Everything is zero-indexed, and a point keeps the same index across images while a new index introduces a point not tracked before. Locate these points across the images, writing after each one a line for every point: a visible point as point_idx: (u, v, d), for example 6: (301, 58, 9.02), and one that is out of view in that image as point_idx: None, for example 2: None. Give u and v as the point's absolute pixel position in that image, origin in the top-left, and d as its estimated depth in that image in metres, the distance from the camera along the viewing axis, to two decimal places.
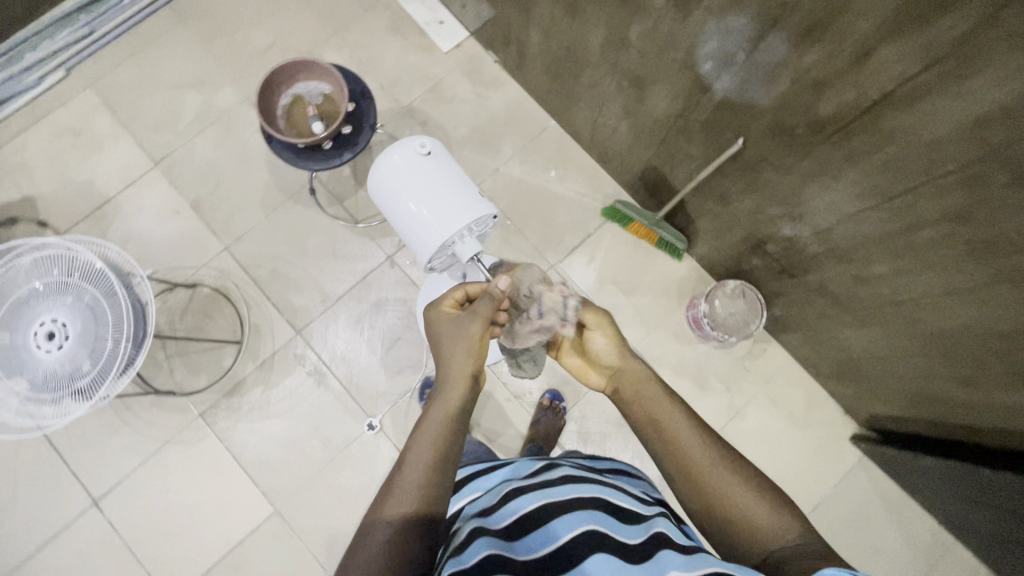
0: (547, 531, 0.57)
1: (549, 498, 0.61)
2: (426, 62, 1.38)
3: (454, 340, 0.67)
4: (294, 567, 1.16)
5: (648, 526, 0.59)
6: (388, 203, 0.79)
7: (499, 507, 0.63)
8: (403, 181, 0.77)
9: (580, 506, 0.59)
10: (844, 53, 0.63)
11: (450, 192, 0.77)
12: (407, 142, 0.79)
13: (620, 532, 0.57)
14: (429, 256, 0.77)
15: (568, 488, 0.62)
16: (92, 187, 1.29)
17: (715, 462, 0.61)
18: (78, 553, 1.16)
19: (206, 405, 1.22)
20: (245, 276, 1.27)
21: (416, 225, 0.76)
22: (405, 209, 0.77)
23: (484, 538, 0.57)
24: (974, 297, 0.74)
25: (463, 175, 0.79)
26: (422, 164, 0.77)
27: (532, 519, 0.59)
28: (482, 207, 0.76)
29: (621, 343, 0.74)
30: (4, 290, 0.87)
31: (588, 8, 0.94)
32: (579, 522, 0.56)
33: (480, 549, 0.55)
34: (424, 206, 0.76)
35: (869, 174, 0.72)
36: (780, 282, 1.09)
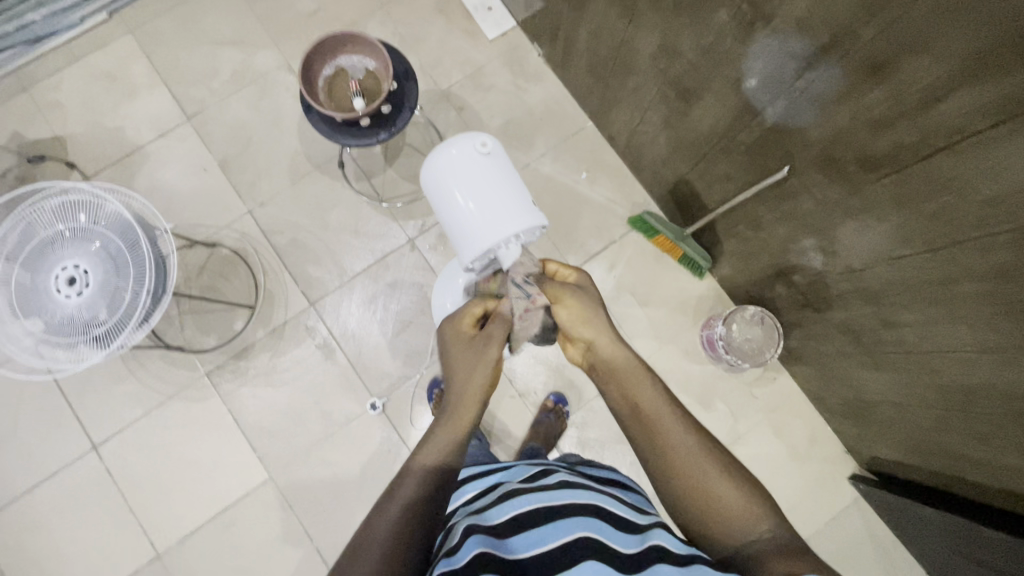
0: (542, 533, 0.56)
1: (544, 502, 0.60)
2: (469, 47, 1.36)
3: (467, 362, 0.68)
4: (282, 535, 1.17)
5: (644, 536, 0.58)
6: (440, 198, 0.78)
7: (493, 506, 0.62)
8: (459, 177, 0.76)
9: (576, 512, 0.59)
10: (912, 97, 0.62)
11: (506, 196, 0.76)
12: (467, 138, 0.77)
13: (616, 541, 0.56)
14: (475, 258, 0.77)
15: (564, 494, 0.62)
16: (122, 134, 1.29)
17: (702, 458, 0.59)
18: (74, 494, 1.17)
19: (213, 365, 1.22)
20: (265, 242, 1.27)
21: (467, 224, 0.76)
22: (458, 206, 0.77)
23: (476, 534, 0.56)
24: (1004, 356, 0.73)
25: (518, 180, 0.79)
26: (480, 163, 0.77)
27: (527, 520, 0.58)
28: (535, 216, 0.76)
29: (588, 314, 0.69)
30: (32, 231, 0.89)
31: (646, 14, 0.92)
32: (573, 528, 0.56)
33: (474, 546, 0.54)
34: (476, 208, 0.75)
35: (917, 220, 0.71)
36: (802, 314, 1.08)
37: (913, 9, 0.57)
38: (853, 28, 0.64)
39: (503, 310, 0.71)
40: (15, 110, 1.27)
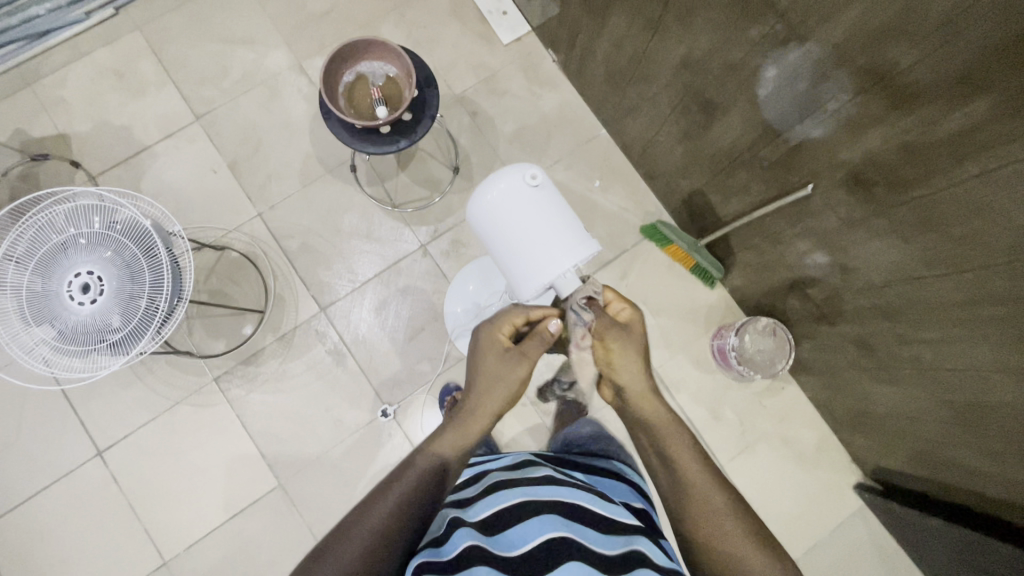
0: (526, 531, 0.62)
1: (530, 500, 0.67)
2: (484, 51, 1.35)
3: (494, 374, 0.69)
4: (290, 543, 1.16)
5: (624, 538, 0.63)
6: (493, 235, 0.77)
7: (481, 501, 0.70)
8: (510, 213, 0.75)
9: (557, 511, 0.65)
10: (948, 124, 0.63)
11: (559, 228, 0.75)
12: (515, 171, 0.75)
13: (596, 539, 0.62)
14: (534, 293, 0.76)
15: (549, 493, 0.69)
16: (129, 133, 1.26)
17: (728, 514, 0.60)
18: (78, 500, 1.15)
19: (222, 370, 1.20)
20: (275, 246, 1.25)
21: (523, 260, 0.75)
22: (512, 243, 0.75)
23: (463, 528, 0.64)
24: (1022, 378, 0.74)
25: (569, 208, 0.77)
26: (531, 196, 0.75)
27: (513, 520, 0.65)
28: (592, 246, 0.75)
29: (637, 358, 0.70)
30: (46, 236, 0.87)
31: (671, 27, 0.92)
32: (553, 525, 0.63)
33: (462, 541, 0.61)
34: (530, 243, 0.74)
35: (943, 244, 0.72)
36: (815, 327, 1.08)
37: (955, 39, 0.58)
38: (891, 53, 0.64)
39: (546, 331, 0.70)
40: (18, 107, 1.24)
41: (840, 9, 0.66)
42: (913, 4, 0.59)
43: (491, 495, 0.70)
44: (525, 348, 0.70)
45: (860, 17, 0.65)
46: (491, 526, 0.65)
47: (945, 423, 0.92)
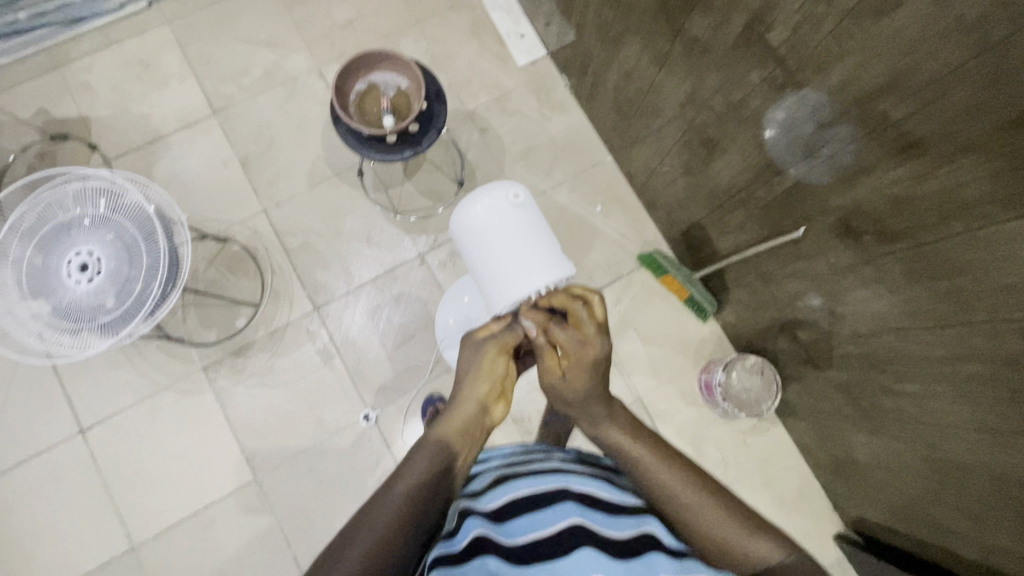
0: (533, 519, 0.57)
1: (535, 484, 0.61)
2: (498, 71, 1.38)
3: (473, 367, 0.66)
4: (259, 540, 1.15)
5: (638, 521, 0.58)
6: (471, 249, 0.79)
7: (487, 489, 0.63)
8: (489, 229, 0.77)
9: (567, 494, 0.59)
10: (933, 179, 0.64)
11: (536, 248, 0.76)
12: (499, 189, 0.77)
13: (609, 527, 0.57)
14: (504, 308, 0.76)
15: (554, 476, 0.62)
16: (148, 121, 1.30)
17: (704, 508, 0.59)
18: (55, 476, 1.16)
19: (211, 360, 1.22)
20: (276, 242, 1.27)
21: (496, 276, 0.77)
22: (488, 258, 0.77)
23: (472, 518, 0.57)
24: (1003, 441, 0.73)
25: (549, 231, 0.79)
26: (513, 214, 0.77)
27: (519, 505, 0.58)
28: (567, 267, 0.76)
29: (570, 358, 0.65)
30: (52, 214, 0.89)
31: (677, 63, 0.94)
32: (568, 513, 0.56)
33: (469, 530, 0.56)
34: (504, 258, 0.76)
35: (928, 297, 0.73)
36: (803, 370, 1.08)
37: (943, 98, 0.59)
38: (881, 107, 0.66)
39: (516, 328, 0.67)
40: (44, 88, 1.28)
41: (836, 59, 0.68)
42: (903, 64, 0.61)
43: (494, 480, 0.65)
44: (496, 335, 0.68)
45: (854, 69, 0.66)
46: (499, 512, 0.59)
47: (926, 480, 0.91)
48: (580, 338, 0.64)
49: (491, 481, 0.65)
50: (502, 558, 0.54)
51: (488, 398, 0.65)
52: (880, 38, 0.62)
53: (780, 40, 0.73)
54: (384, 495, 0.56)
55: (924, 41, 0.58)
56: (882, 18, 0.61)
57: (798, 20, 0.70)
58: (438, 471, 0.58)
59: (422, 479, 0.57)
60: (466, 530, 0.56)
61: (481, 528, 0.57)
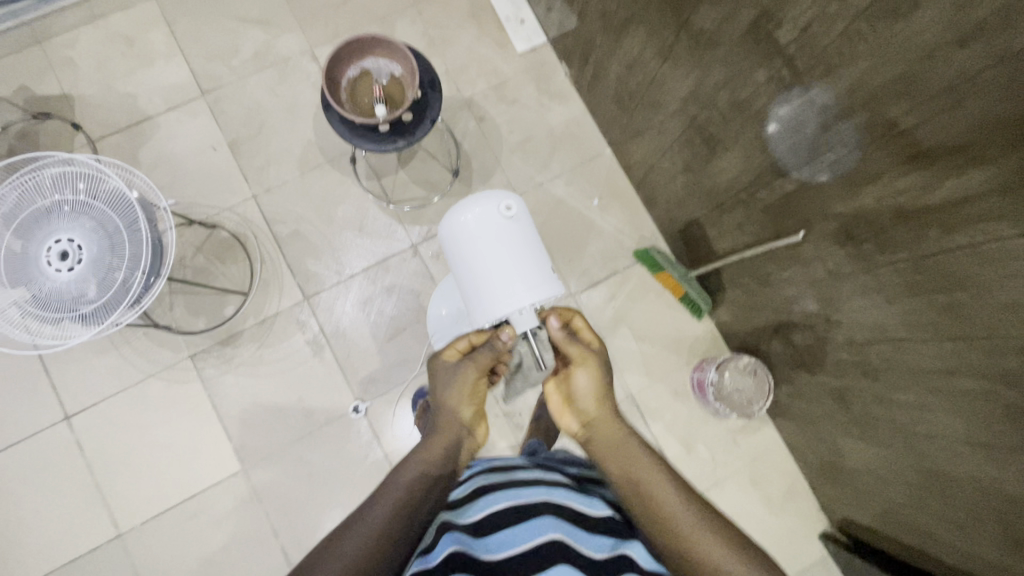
0: (511, 535, 0.58)
1: (514, 499, 0.62)
2: (498, 57, 1.34)
3: (451, 385, 0.67)
4: (246, 529, 1.15)
5: (616, 542, 0.59)
6: (457, 256, 0.77)
7: (469, 501, 0.64)
8: (479, 241, 0.74)
9: (545, 510, 0.60)
10: (940, 190, 0.62)
11: (526, 264, 0.74)
12: (491, 199, 0.75)
13: (587, 545, 0.58)
14: (487, 322, 0.75)
15: (533, 491, 0.63)
16: (134, 100, 1.26)
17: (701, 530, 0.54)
18: (40, 462, 1.15)
19: (199, 349, 1.20)
20: (266, 230, 1.24)
21: (483, 289, 0.75)
22: (475, 271, 0.75)
23: (451, 534, 0.58)
24: (995, 454, 0.72)
25: (540, 245, 0.77)
26: (504, 227, 0.74)
27: (497, 520, 0.60)
28: (555, 286, 0.75)
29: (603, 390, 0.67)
30: (30, 199, 0.86)
31: (681, 57, 0.91)
32: (547, 528, 0.58)
33: (444, 547, 0.56)
34: (492, 271, 0.74)
35: (926, 310, 0.71)
36: (796, 373, 1.07)
37: (955, 108, 0.57)
38: (891, 113, 0.63)
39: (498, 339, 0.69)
40: (25, 63, 1.24)
41: (846, 61, 0.65)
42: (916, 69, 0.59)
43: (476, 491, 0.66)
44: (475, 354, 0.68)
45: (865, 72, 0.64)
46: (477, 526, 0.60)
47: (913, 488, 0.90)
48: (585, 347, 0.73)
49: (472, 492, 0.66)
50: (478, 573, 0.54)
51: (471, 419, 0.67)
52: (894, 42, 0.59)
53: (789, 39, 0.71)
54: (377, 499, 0.56)
55: (939, 47, 0.56)
56: (897, 20, 0.58)
57: (809, 19, 0.67)
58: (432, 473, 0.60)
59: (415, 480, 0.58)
60: (443, 545, 0.57)
61: (460, 542, 0.58)
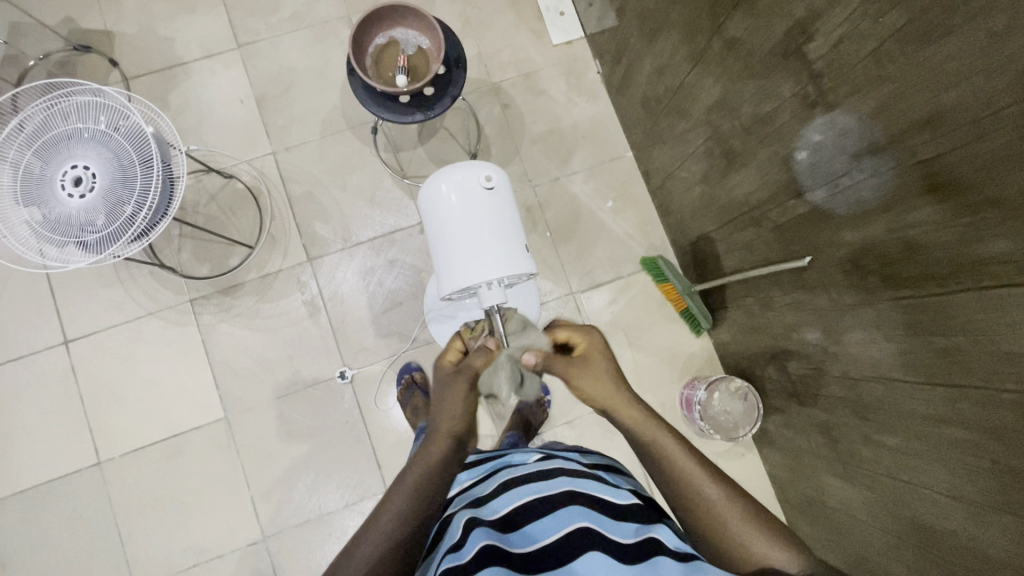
0: (540, 526, 0.57)
1: (538, 491, 0.61)
2: (532, 47, 1.34)
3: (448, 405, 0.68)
4: (220, 475, 1.17)
5: (644, 526, 0.58)
6: (432, 221, 0.77)
7: (493, 496, 0.64)
8: (454, 206, 0.74)
9: (571, 500, 0.59)
10: (952, 229, 0.60)
11: (496, 238, 0.74)
12: (473, 169, 0.75)
13: (616, 531, 0.57)
14: (453, 291, 0.77)
15: (556, 480, 0.63)
16: (171, 45, 1.28)
17: (728, 505, 0.56)
18: (35, 381, 1.18)
19: (200, 294, 1.22)
20: (281, 187, 1.26)
21: (456, 257, 0.75)
22: (450, 238, 0.75)
23: (481, 529, 0.58)
24: (977, 512, 0.69)
25: (516, 222, 0.78)
26: (482, 198, 0.75)
27: (524, 513, 0.59)
28: (524, 265, 0.75)
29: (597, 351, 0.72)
30: (54, 124, 0.89)
31: (710, 65, 0.89)
32: (573, 518, 0.57)
33: (476, 542, 0.56)
34: (462, 239, 0.74)
35: (925, 353, 0.69)
36: (787, 402, 1.04)
37: (977, 142, 0.54)
38: (912, 143, 0.61)
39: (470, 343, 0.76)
40: None
41: (874, 84, 0.63)
42: (941, 98, 0.56)
43: (501, 484, 0.65)
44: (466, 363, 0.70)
45: (891, 96, 0.61)
46: (504, 521, 0.60)
47: (891, 537, 0.87)
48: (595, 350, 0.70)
49: (496, 486, 0.65)
50: (512, 565, 0.54)
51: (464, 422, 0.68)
52: (922, 67, 0.57)
53: (818, 55, 0.68)
54: (380, 510, 0.60)
55: (968, 77, 0.53)
56: (927, 44, 0.56)
57: (842, 34, 0.65)
58: (432, 478, 0.63)
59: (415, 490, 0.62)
60: (473, 541, 0.56)
61: (490, 537, 0.57)
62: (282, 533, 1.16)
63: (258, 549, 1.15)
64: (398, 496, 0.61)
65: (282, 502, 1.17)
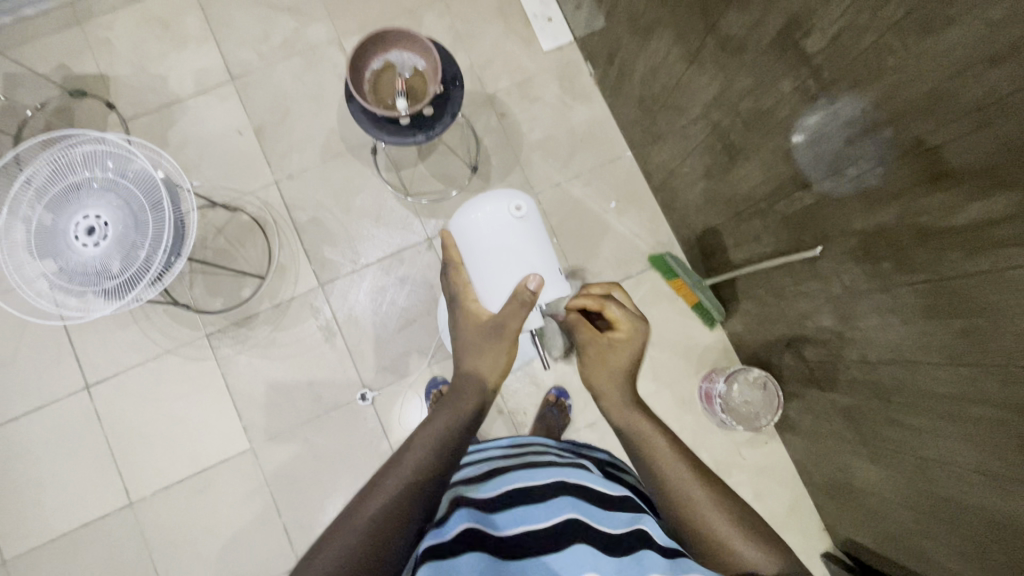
0: (528, 512, 0.57)
1: (529, 481, 0.62)
2: (523, 54, 1.34)
3: (476, 352, 0.68)
4: (251, 504, 1.18)
5: (634, 518, 0.57)
6: (466, 256, 0.77)
7: (482, 482, 0.64)
8: (490, 240, 0.75)
9: (561, 492, 0.59)
10: (964, 214, 0.61)
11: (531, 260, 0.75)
12: (501, 199, 0.75)
13: (604, 524, 0.56)
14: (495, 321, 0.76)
15: (547, 473, 0.63)
16: (165, 83, 1.29)
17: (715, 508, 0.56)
18: (59, 427, 1.19)
19: (215, 328, 1.23)
20: (286, 215, 1.27)
21: (495, 290, 0.74)
22: (486, 269, 0.75)
23: (465, 509, 0.57)
24: (1004, 485, 0.70)
25: (547, 245, 0.78)
26: (513, 227, 0.75)
27: (512, 500, 0.59)
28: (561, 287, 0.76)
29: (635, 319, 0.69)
30: (63, 175, 0.89)
31: (706, 62, 0.90)
32: (563, 507, 0.57)
33: (459, 522, 0.55)
34: (501, 269, 0.74)
35: (943, 333, 0.70)
36: (806, 388, 1.05)
37: (984, 129, 0.55)
38: (916, 131, 0.62)
39: (524, 291, 0.66)
40: (65, 42, 1.28)
41: (875, 75, 0.64)
42: (943, 88, 0.57)
43: (491, 473, 0.66)
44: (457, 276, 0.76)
45: (893, 87, 0.62)
46: (491, 503, 0.59)
47: (920, 513, 0.88)
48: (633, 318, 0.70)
49: (488, 474, 0.66)
50: (496, 550, 0.53)
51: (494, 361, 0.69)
52: (924, 58, 0.58)
53: (817, 49, 0.69)
54: (390, 469, 0.57)
55: (971, 65, 0.54)
56: (927, 36, 0.57)
57: (839, 29, 0.66)
58: (460, 425, 0.62)
59: (438, 439, 0.60)
60: (456, 519, 0.55)
61: (474, 517, 0.56)
62: None
63: None
64: (422, 441, 0.59)
65: (314, 527, 1.18)
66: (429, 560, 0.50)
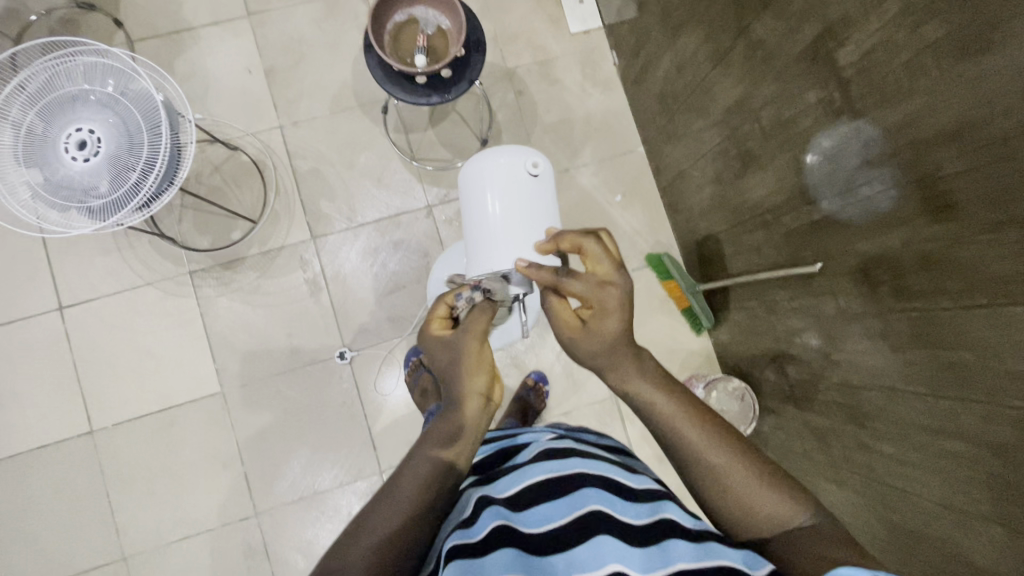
0: (551, 510, 0.54)
1: (551, 472, 0.58)
2: (549, 33, 1.32)
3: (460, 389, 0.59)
4: (214, 447, 1.17)
5: (657, 506, 0.55)
6: (469, 202, 0.76)
7: (505, 476, 0.61)
8: (497, 190, 0.73)
9: (583, 482, 0.56)
10: (969, 247, 0.61)
11: (518, 244, 0.73)
12: (519, 154, 0.74)
13: (626, 513, 0.54)
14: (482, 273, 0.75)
15: (570, 462, 0.60)
16: (179, 8, 1.24)
17: (734, 472, 0.53)
18: (27, 344, 1.16)
19: (200, 267, 1.20)
20: (286, 162, 1.24)
21: (490, 241, 0.74)
22: (486, 218, 0.74)
23: (493, 508, 0.55)
24: (966, 521, 0.71)
25: (555, 213, 0.76)
26: (525, 184, 0.73)
27: (536, 495, 0.56)
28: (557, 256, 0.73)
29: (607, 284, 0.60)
30: (57, 83, 0.85)
31: (733, 64, 0.88)
32: (585, 500, 0.54)
33: (488, 522, 0.53)
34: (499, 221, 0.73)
35: (929, 364, 0.70)
36: (783, 405, 1.06)
37: (1006, 162, 0.54)
38: (935, 159, 0.61)
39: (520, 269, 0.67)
40: None
41: (903, 95, 0.63)
42: (971, 117, 0.57)
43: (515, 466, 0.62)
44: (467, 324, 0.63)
45: (919, 109, 0.62)
46: (515, 501, 0.57)
47: (878, 540, 0.89)
48: (598, 282, 0.59)
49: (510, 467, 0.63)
50: (526, 547, 0.51)
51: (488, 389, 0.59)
52: (956, 82, 0.57)
53: (849, 61, 0.68)
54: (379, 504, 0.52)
55: (1003, 95, 0.53)
56: (965, 59, 0.56)
57: (874, 43, 0.65)
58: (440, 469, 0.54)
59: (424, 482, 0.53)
60: (485, 520, 0.53)
61: (501, 516, 0.54)
62: (275, 509, 1.16)
63: (250, 524, 1.15)
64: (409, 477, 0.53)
65: (276, 478, 1.16)
66: (457, 559, 0.49)
